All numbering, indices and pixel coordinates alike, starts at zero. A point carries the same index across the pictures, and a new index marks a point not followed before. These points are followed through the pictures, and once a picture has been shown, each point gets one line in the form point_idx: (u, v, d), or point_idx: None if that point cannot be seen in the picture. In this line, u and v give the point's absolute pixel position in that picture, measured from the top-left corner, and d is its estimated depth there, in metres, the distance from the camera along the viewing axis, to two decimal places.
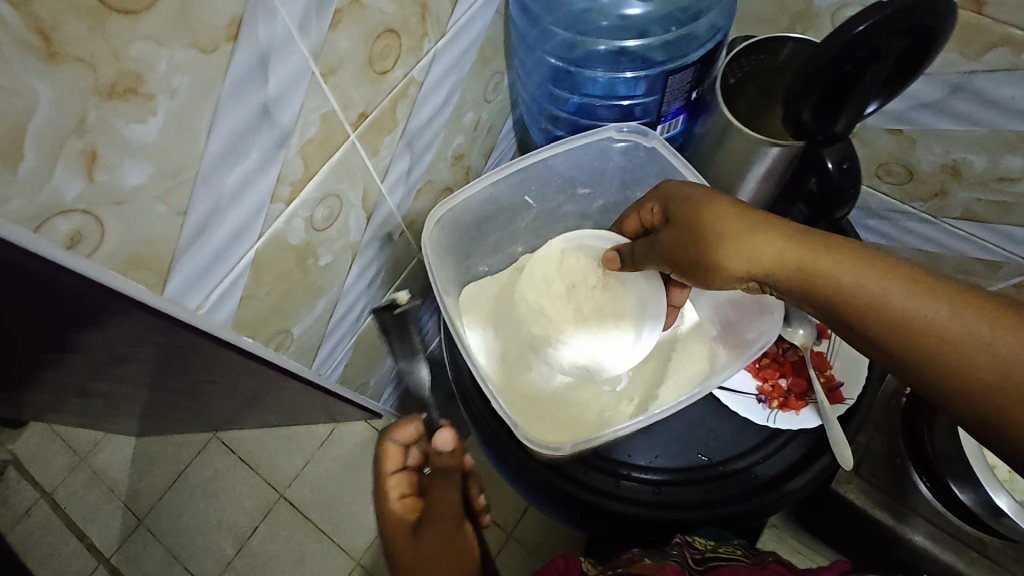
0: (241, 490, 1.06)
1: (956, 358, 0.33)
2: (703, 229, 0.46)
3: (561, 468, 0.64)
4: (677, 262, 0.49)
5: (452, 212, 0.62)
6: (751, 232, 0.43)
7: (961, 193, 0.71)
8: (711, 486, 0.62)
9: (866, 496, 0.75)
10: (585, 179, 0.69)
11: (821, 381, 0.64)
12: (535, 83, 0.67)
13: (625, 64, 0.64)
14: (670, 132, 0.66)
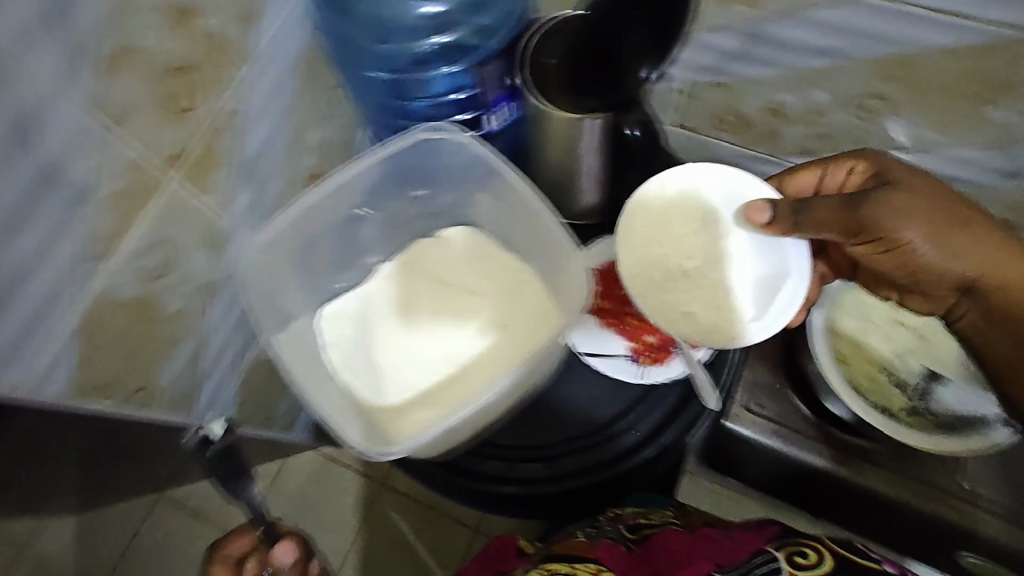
0: None
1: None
2: (910, 218, 0.48)
3: (456, 464, 0.67)
4: (870, 233, 0.48)
5: (278, 237, 0.62)
6: (978, 236, 0.49)
7: (789, 131, 0.74)
8: (600, 452, 0.67)
9: (758, 429, 0.80)
10: (416, 181, 0.69)
11: (684, 331, 0.68)
12: (372, 98, 0.67)
13: (445, 61, 0.64)
14: (504, 121, 0.70)
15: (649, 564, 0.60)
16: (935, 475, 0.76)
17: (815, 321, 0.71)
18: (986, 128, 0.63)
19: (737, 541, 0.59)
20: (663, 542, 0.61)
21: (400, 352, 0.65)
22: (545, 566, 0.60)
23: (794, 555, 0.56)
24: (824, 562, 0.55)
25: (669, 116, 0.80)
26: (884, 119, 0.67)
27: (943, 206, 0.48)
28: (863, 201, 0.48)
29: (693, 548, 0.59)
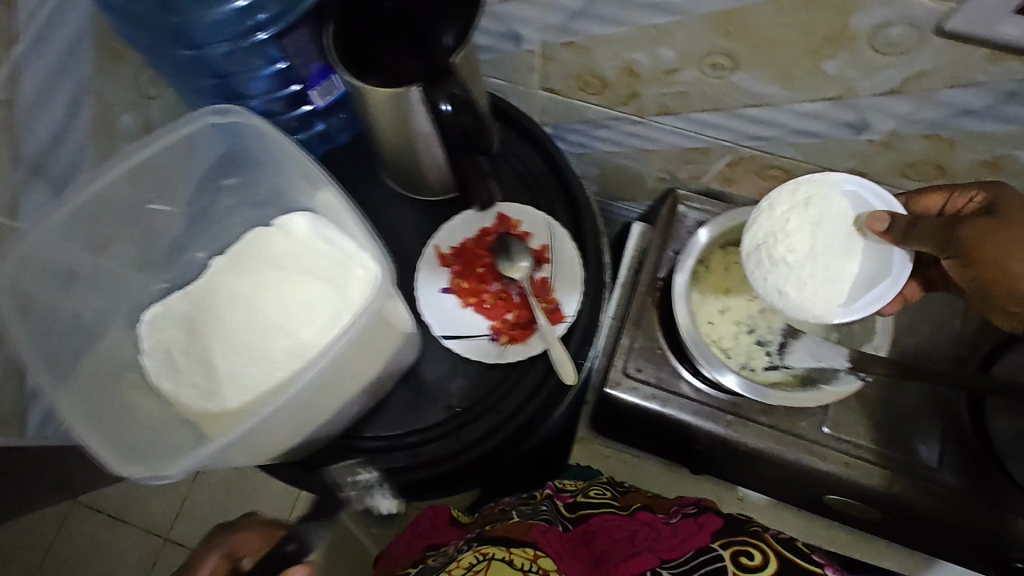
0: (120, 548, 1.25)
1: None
2: (1018, 244, 0.55)
3: (312, 461, 0.65)
4: (966, 256, 0.56)
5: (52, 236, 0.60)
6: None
7: (647, 92, 0.72)
8: (462, 434, 0.66)
9: (636, 392, 0.81)
10: (224, 168, 0.67)
11: (542, 307, 0.67)
12: (188, 81, 0.63)
13: (249, 35, 0.58)
14: (333, 94, 0.66)
15: (584, 543, 0.71)
16: (801, 425, 0.79)
17: (677, 281, 0.73)
18: (827, 82, 0.60)
19: (676, 529, 0.71)
20: (602, 527, 0.73)
21: (221, 348, 0.60)
22: (481, 548, 0.63)
23: (741, 556, 0.66)
24: (768, 563, 0.66)
25: (535, 79, 0.77)
26: (729, 76, 0.65)
27: (1013, 235, 0.55)
28: (956, 226, 0.55)
29: (632, 537, 0.71)
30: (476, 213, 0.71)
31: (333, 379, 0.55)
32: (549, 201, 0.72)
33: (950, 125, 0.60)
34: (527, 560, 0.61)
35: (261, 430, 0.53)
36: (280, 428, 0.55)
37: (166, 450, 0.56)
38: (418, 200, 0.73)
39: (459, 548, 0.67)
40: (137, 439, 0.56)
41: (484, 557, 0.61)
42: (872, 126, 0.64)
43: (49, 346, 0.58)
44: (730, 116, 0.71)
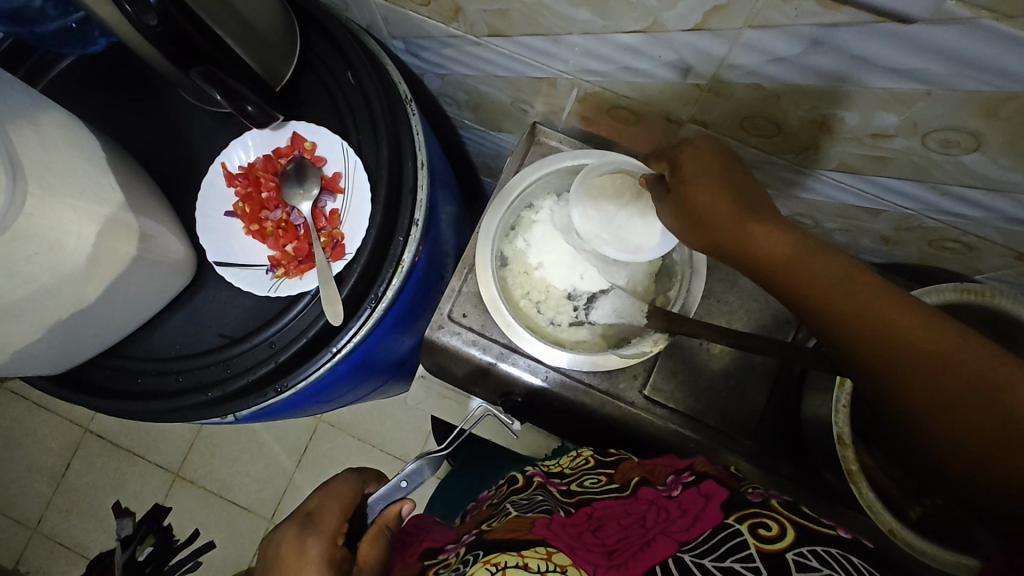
0: (134, 472, 1.68)
1: (970, 383, 0.37)
2: (726, 209, 0.45)
3: (73, 379, 0.63)
4: (694, 226, 0.47)
5: None
6: (748, 221, 0.44)
7: (469, 7, 0.63)
8: (228, 362, 0.62)
9: (459, 338, 0.77)
10: None
11: (324, 240, 0.64)
12: None
13: None
14: None
15: (590, 529, 0.52)
16: (620, 386, 0.75)
17: (487, 230, 0.69)
18: (632, 10, 0.52)
19: (679, 502, 0.53)
20: (608, 516, 0.54)
21: None
22: (490, 559, 0.48)
23: (756, 526, 0.46)
24: (789, 533, 0.46)
25: None
26: None
27: (724, 200, 0.46)
28: (676, 195, 0.49)
29: (641, 520, 0.52)
30: (267, 133, 0.65)
31: (37, 299, 0.50)
32: (354, 123, 0.65)
33: (767, 73, 0.53)
34: (541, 560, 0.46)
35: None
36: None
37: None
38: (214, 111, 0.66)
39: (461, 561, 0.53)
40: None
41: (496, 568, 0.46)
42: (695, 68, 0.57)
43: None
44: (558, 44, 0.63)
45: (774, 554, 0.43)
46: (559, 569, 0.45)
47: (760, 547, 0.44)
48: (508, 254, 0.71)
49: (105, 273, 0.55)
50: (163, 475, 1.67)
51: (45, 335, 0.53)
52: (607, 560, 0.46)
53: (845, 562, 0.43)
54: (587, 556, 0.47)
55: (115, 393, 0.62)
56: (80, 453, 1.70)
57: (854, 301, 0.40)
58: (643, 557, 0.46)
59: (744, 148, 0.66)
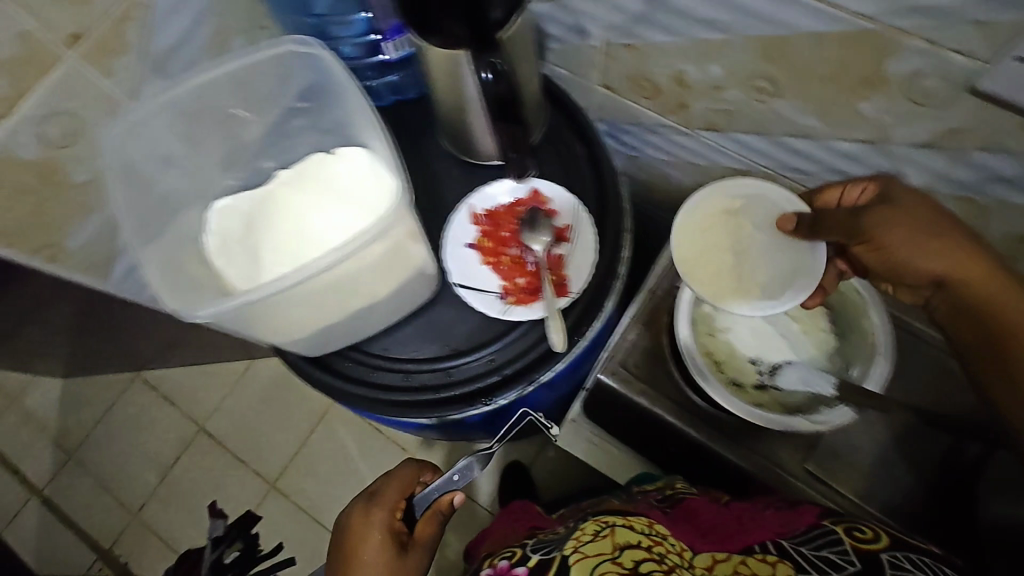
0: (234, 479, 1.67)
1: (990, 304, 0.50)
2: (923, 227, 0.53)
3: (324, 362, 0.74)
4: (868, 236, 0.55)
5: (148, 121, 0.66)
6: (939, 240, 0.52)
7: (696, 104, 0.75)
8: (456, 370, 0.73)
9: (628, 385, 0.85)
10: (300, 93, 0.71)
11: (552, 279, 0.73)
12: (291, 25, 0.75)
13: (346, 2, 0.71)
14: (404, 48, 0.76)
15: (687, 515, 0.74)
16: (779, 454, 0.80)
17: (687, 291, 0.76)
18: (864, 124, 0.62)
19: (770, 515, 0.71)
20: (702, 510, 0.74)
21: (285, 256, 0.68)
22: (600, 518, 0.68)
23: (852, 530, 0.63)
24: (883, 538, 0.61)
25: (596, 75, 0.82)
26: (773, 102, 0.67)
27: (924, 218, 0.53)
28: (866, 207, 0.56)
29: (736, 519, 0.71)
30: (514, 184, 0.76)
31: (370, 273, 0.62)
32: (585, 186, 0.77)
33: (983, 190, 0.61)
34: (646, 523, 0.67)
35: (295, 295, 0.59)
36: (301, 306, 0.61)
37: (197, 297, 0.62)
38: (464, 160, 0.79)
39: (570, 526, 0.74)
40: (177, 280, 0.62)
41: (607, 524, 0.65)
42: (905, 177, 0.65)
43: (130, 217, 0.64)
44: (771, 143, 0.74)
45: (869, 552, 0.59)
46: (660, 533, 0.66)
47: (857, 544, 0.61)
48: (696, 317, 0.77)
49: (407, 270, 0.66)
50: (258, 484, 1.67)
51: (350, 309, 0.66)
52: (703, 543, 0.67)
53: (931, 567, 0.57)
54: (683, 531, 0.69)
55: (360, 380, 0.74)
56: (190, 450, 1.71)
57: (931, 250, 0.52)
58: (739, 545, 0.66)
59: None
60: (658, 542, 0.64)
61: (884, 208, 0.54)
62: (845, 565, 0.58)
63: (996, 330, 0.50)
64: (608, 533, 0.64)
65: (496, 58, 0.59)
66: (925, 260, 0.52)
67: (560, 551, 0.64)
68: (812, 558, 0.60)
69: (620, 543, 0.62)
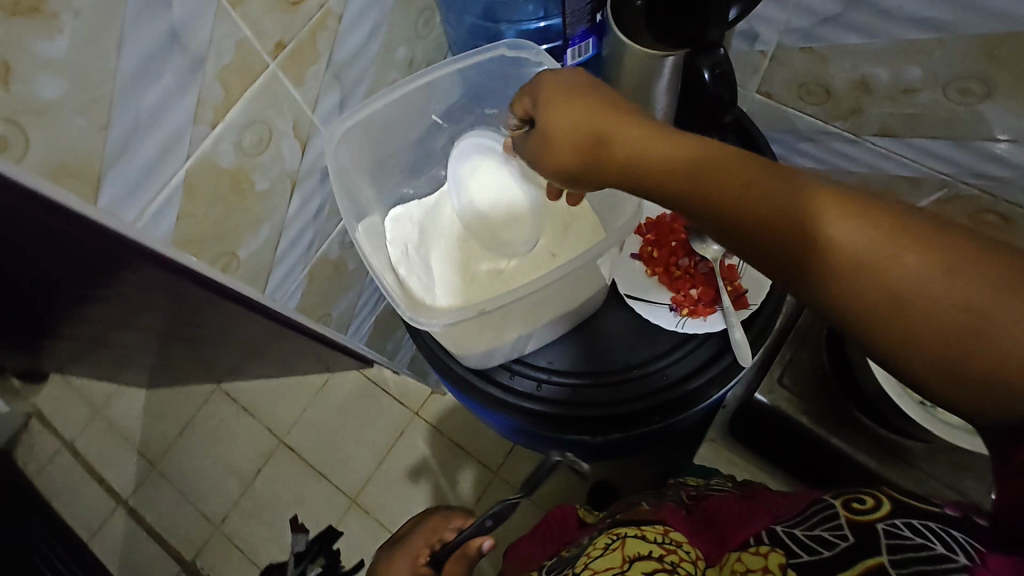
0: (314, 492, 1.49)
1: (881, 272, 0.30)
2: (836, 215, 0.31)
3: (486, 373, 0.71)
4: (730, 227, 0.35)
5: (356, 122, 0.66)
6: (844, 221, 0.31)
7: (874, 108, 0.73)
8: (628, 386, 0.69)
9: (789, 403, 0.81)
10: (491, 98, 0.73)
11: (728, 290, 0.69)
12: (464, 35, 0.76)
13: (530, 12, 0.71)
14: (582, 56, 0.72)
15: (707, 512, 0.61)
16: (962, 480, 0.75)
17: None
18: None
19: (791, 496, 0.55)
20: (723, 502, 0.62)
21: (475, 260, 0.68)
22: (614, 530, 0.60)
23: (851, 499, 0.45)
24: (884, 504, 0.44)
25: (755, 82, 0.80)
26: (978, 104, 0.64)
27: (767, 190, 0.34)
28: (606, 153, 0.41)
29: (757, 503, 0.57)
30: None
31: (584, 278, 0.66)
32: None
33: None
34: (658, 533, 0.56)
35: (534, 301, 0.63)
36: (527, 309, 0.64)
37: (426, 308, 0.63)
38: None
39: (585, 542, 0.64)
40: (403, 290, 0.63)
41: (617, 536, 0.57)
42: None
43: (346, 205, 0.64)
44: (959, 147, 0.70)
45: (864, 525, 0.42)
46: (674, 543, 0.55)
47: (851, 517, 0.44)
48: None
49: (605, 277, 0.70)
50: (341, 499, 1.47)
51: (550, 314, 0.67)
52: (717, 539, 0.54)
53: (943, 534, 0.39)
54: (703, 533, 0.57)
55: (525, 396, 0.70)
56: (274, 460, 1.52)
57: (760, 206, 0.34)
58: (741, 534, 0.53)
59: None
60: (671, 553, 0.53)
61: (592, 151, 0.42)
62: (836, 543, 0.42)
63: (921, 316, 0.30)
64: (619, 546, 0.56)
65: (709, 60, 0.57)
66: (823, 234, 0.32)
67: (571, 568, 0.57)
68: (800, 537, 0.45)
69: (631, 555, 0.53)
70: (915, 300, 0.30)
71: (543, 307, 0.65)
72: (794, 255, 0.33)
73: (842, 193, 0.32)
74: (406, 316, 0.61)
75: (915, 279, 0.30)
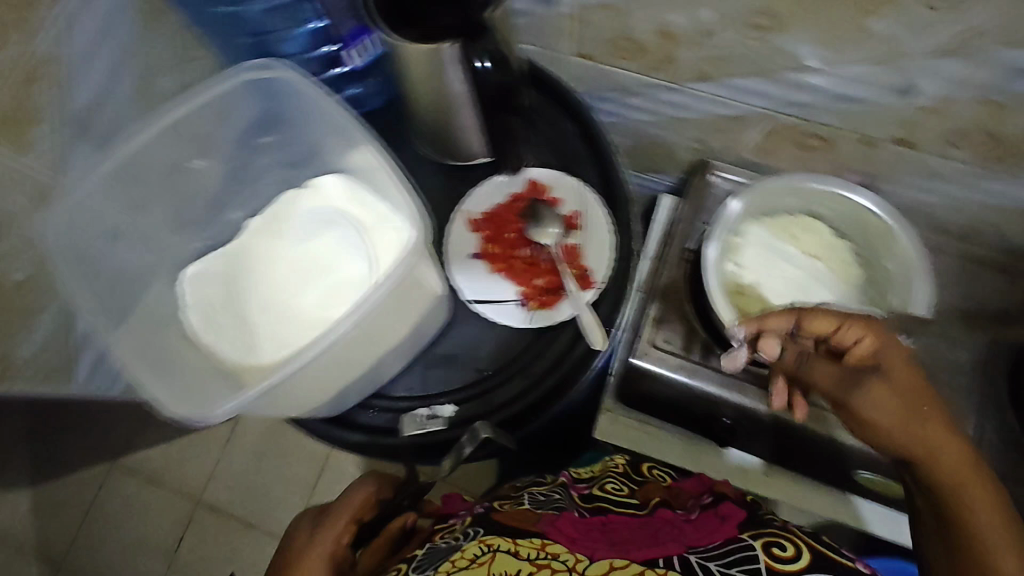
0: (246, 548, 1.34)
1: (930, 457, 0.52)
2: (913, 418, 0.52)
3: (339, 418, 0.66)
4: (841, 400, 0.55)
5: (91, 183, 0.57)
6: (943, 445, 0.52)
7: (684, 53, 0.70)
8: (491, 395, 0.66)
9: (664, 362, 0.81)
10: (264, 124, 0.65)
11: (572, 273, 0.67)
12: (234, 54, 0.67)
13: (298, 19, 0.61)
14: (366, 55, 0.69)
15: (600, 529, 0.64)
16: None
17: (710, 252, 0.72)
18: (874, 41, 0.58)
19: (697, 521, 0.67)
20: (618, 524, 0.67)
21: (279, 311, 0.60)
22: (484, 539, 0.59)
23: (773, 547, 0.59)
24: (803, 555, 0.57)
25: (569, 44, 0.76)
26: (772, 37, 0.62)
27: (878, 400, 0.52)
28: (856, 376, 0.53)
29: (657, 532, 0.64)
30: (508, 179, 0.70)
31: (392, 320, 0.58)
32: (584, 168, 0.72)
33: (1006, 87, 0.58)
34: (533, 549, 0.57)
35: (331, 355, 0.55)
36: (335, 369, 0.57)
37: (209, 398, 0.55)
38: (447, 164, 0.72)
39: (463, 534, 0.63)
40: (183, 384, 0.56)
41: (489, 549, 0.57)
42: (922, 88, 0.62)
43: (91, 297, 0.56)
44: (771, 82, 0.69)
45: (786, 570, 0.56)
46: (551, 556, 0.56)
47: (774, 563, 0.57)
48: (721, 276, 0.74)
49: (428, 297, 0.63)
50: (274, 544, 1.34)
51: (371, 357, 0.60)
52: (605, 549, 0.58)
53: None
54: (586, 546, 0.59)
55: (387, 430, 0.66)
56: (193, 526, 1.36)
57: (888, 423, 0.52)
58: (645, 553, 0.58)
59: (941, 163, 0.71)
60: (544, 567, 0.55)
61: (852, 360, 0.53)
62: None
63: (949, 513, 0.52)
64: (489, 561, 0.56)
65: (487, 45, 0.52)
66: (937, 459, 0.52)
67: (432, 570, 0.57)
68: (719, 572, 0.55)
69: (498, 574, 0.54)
70: (965, 522, 0.51)
71: (355, 360, 0.58)
72: (910, 454, 0.53)
73: (949, 452, 0.52)
74: (183, 417, 0.54)
75: (980, 509, 0.51)
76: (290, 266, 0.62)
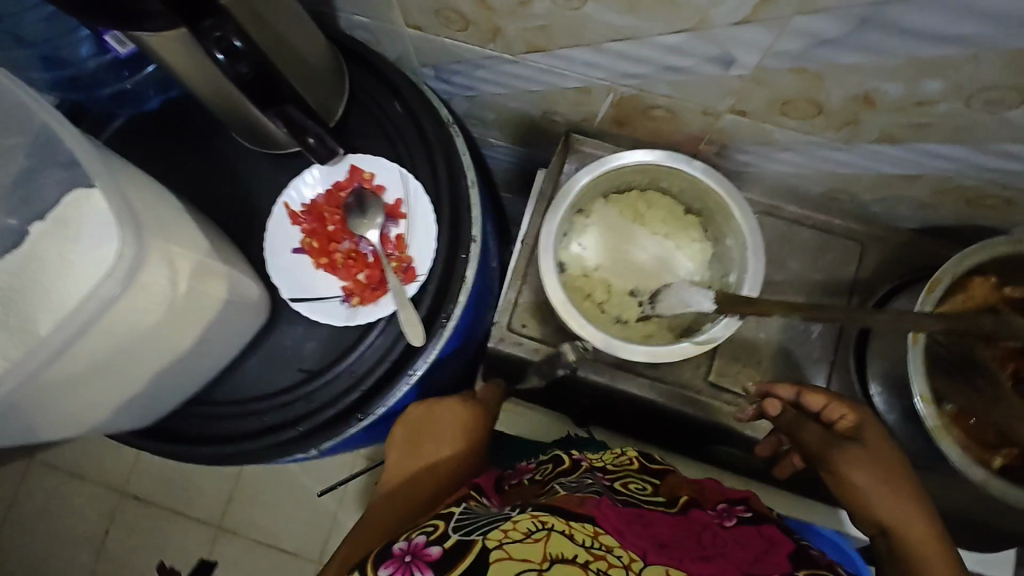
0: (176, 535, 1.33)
1: (902, 528, 0.55)
2: (876, 485, 0.57)
3: (162, 425, 0.65)
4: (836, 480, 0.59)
5: None
6: (889, 487, 0.57)
7: (508, 25, 0.66)
8: (315, 395, 0.64)
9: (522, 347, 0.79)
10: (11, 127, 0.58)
11: (394, 265, 0.65)
12: None
13: None
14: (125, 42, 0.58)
15: (640, 521, 0.54)
16: (683, 377, 0.78)
17: (548, 230, 0.69)
18: (677, 11, 0.55)
19: (736, 534, 0.55)
20: (656, 516, 0.56)
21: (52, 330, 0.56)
22: (538, 515, 0.52)
23: None
24: None
25: (397, 17, 0.71)
26: (582, 8, 0.59)
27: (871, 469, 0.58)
28: (835, 447, 0.61)
29: (700, 536, 0.54)
30: (327, 168, 0.67)
31: (139, 342, 0.52)
32: (408, 150, 0.68)
33: (811, 56, 0.55)
34: (588, 536, 0.48)
35: (34, 402, 0.49)
36: (76, 395, 0.51)
37: None
38: (269, 154, 0.68)
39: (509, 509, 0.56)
40: None
41: (544, 527, 0.49)
42: (738, 59, 0.59)
43: None
44: (597, 53, 0.66)
45: None
46: (604, 548, 0.47)
47: None
48: (565, 260, 0.73)
49: (201, 315, 0.57)
50: (205, 529, 1.32)
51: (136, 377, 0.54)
52: (655, 551, 0.49)
53: None
54: (636, 541, 0.49)
55: (213, 435, 0.65)
56: (122, 515, 1.34)
57: (886, 470, 0.58)
58: (702, 564, 0.48)
59: (780, 131, 0.70)
60: (599, 559, 0.46)
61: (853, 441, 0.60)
62: None
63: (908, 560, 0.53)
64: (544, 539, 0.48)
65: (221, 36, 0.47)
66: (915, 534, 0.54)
67: (482, 538, 0.50)
68: None
69: (551, 556, 0.46)
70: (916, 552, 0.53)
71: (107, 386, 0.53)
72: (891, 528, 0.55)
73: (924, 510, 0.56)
74: None
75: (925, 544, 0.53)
76: (77, 277, 0.55)
